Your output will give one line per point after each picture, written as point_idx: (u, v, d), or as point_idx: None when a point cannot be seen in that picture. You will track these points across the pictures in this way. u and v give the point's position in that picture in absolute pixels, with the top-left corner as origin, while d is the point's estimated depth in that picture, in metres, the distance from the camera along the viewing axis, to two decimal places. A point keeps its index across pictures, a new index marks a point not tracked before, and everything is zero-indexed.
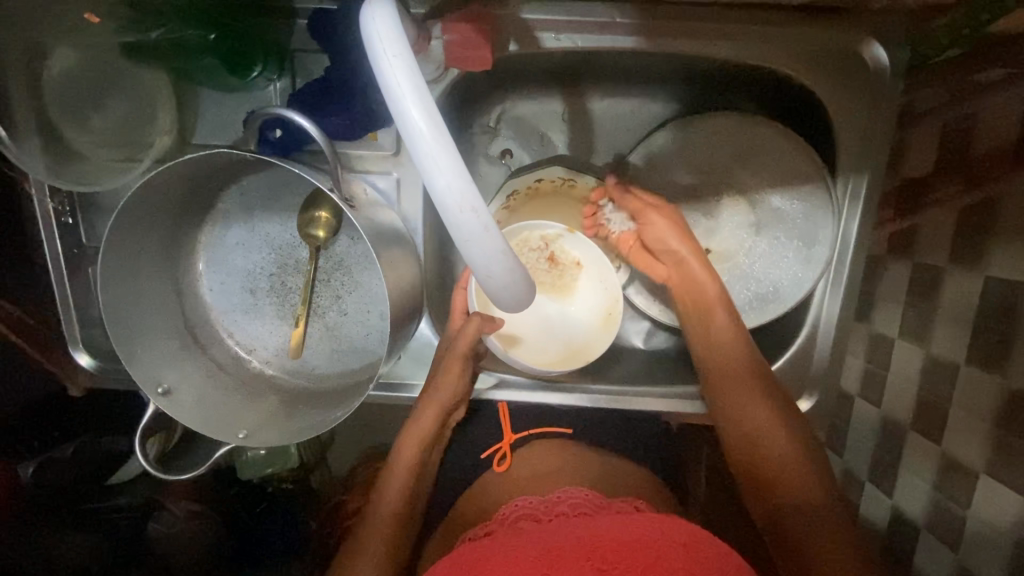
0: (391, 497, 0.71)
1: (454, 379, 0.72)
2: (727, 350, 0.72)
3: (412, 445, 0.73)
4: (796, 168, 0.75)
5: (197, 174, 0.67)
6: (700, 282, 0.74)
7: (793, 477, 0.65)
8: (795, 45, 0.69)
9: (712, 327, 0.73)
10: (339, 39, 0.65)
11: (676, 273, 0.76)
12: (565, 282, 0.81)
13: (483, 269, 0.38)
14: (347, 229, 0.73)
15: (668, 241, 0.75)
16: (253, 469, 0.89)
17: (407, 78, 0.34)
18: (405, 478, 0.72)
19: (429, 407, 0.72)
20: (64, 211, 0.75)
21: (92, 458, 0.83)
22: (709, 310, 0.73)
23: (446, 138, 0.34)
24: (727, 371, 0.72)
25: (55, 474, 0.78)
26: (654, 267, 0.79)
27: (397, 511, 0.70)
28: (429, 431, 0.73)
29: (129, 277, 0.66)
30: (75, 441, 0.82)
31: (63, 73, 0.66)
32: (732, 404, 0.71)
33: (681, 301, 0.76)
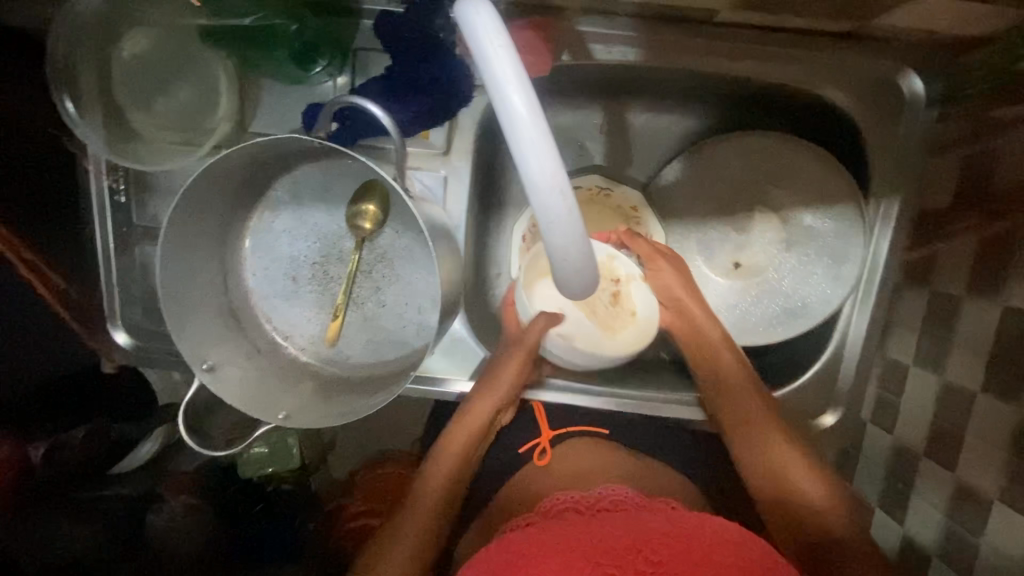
0: (432, 487, 0.72)
1: (512, 376, 0.74)
2: (733, 380, 0.74)
3: (460, 437, 0.74)
4: (829, 190, 0.78)
5: (257, 159, 0.69)
6: (703, 328, 0.76)
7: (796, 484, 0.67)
8: (834, 71, 0.73)
9: (717, 363, 0.75)
10: (402, 39, 0.67)
11: (680, 320, 0.78)
12: (615, 324, 0.76)
13: (561, 254, 0.40)
14: (394, 222, 0.75)
15: (674, 290, 0.77)
16: (253, 467, 0.92)
17: (509, 65, 0.36)
18: (448, 469, 0.73)
19: (482, 402, 0.74)
20: (118, 190, 0.77)
21: (100, 447, 0.80)
22: (715, 347, 0.76)
23: (541, 124, 0.36)
24: (716, 380, 0.75)
25: (64, 460, 0.76)
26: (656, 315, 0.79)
27: (437, 504, 0.71)
28: (480, 427, 0.74)
29: (183, 254, 0.67)
30: (87, 424, 0.79)
31: (132, 56, 0.70)
32: (736, 411, 0.73)
33: (687, 343, 0.78)
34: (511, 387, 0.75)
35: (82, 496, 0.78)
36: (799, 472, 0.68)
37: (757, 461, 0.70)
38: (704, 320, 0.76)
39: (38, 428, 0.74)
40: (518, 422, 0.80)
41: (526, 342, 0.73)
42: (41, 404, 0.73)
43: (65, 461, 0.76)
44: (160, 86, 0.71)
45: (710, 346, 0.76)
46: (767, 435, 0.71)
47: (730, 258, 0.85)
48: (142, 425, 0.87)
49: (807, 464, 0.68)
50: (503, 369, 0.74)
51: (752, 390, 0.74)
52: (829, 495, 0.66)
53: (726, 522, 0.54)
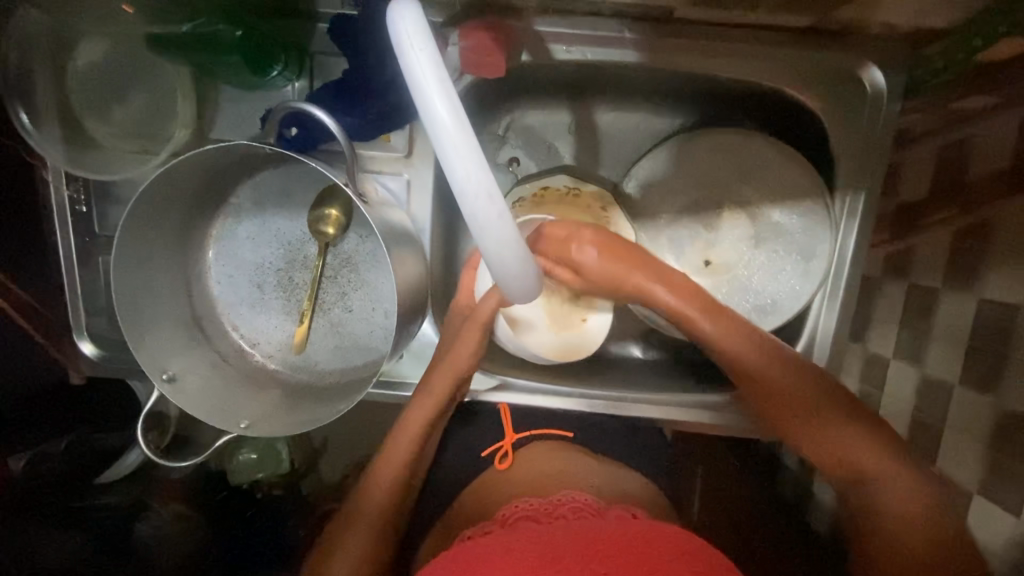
0: (393, 462, 0.72)
1: (468, 349, 0.71)
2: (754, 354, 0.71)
3: (418, 413, 0.72)
4: (798, 186, 0.78)
5: (215, 166, 0.69)
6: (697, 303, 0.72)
7: (853, 447, 0.67)
8: (796, 65, 0.72)
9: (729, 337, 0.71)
10: (358, 44, 0.67)
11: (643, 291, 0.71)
12: (565, 319, 0.78)
13: (499, 262, 0.39)
14: (357, 226, 0.75)
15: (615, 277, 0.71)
16: (242, 475, 0.94)
17: (430, 68, 0.35)
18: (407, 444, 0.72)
19: (417, 411, 0.72)
20: (79, 200, 0.77)
21: (83, 455, 0.81)
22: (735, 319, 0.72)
23: (467, 132, 0.36)
24: (741, 356, 0.71)
25: (48, 467, 0.77)
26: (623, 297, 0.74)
27: (381, 512, 0.70)
28: (429, 418, 0.72)
29: (141, 265, 0.67)
30: (68, 437, 0.80)
31: (87, 65, 0.70)
32: (770, 389, 0.71)
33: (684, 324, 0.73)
34: (467, 361, 0.71)
35: (71, 505, 0.78)
36: (855, 439, 0.68)
37: (813, 435, 0.70)
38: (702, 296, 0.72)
39: (16, 437, 0.75)
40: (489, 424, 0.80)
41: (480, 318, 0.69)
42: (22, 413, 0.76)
43: (48, 468, 0.77)
44: (116, 94, 0.71)
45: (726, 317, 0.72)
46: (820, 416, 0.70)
47: (701, 255, 0.84)
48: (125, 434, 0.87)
49: (857, 431, 0.68)
50: (434, 376, 0.72)
51: (789, 369, 0.70)
52: (889, 460, 0.66)
53: (694, 536, 0.53)
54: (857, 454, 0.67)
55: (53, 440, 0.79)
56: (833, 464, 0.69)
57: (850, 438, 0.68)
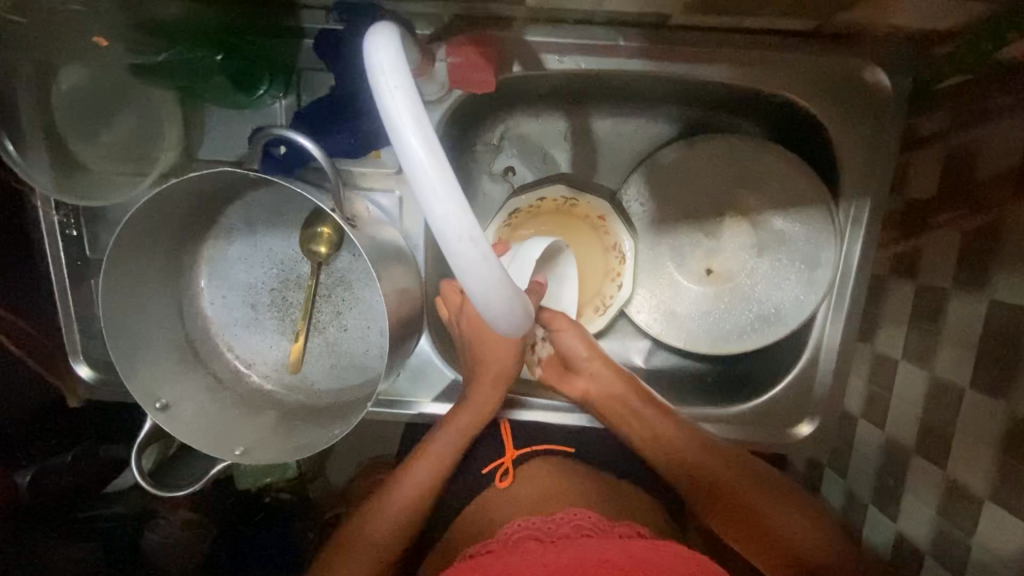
0: (424, 467, 0.74)
1: (507, 359, 0.74)
2: (661, 432, 0.73)
3: (460, 422, 0.74)
4: (801, 193, 0.75)
5: (204, 190, 0.68)
6: (611, 382, 0.74)
7: (787, 533, 0.66)
8: (798, 69, 0.69)
9: (638, 417, 0.74)
10: (344, 61, 0.65)
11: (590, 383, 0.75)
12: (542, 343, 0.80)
13: (484, 297, 0.38)
14: (349, 245, 0.74)
15: (578, 347, 0.75)
16: (250, 477, 0.92)
17: (408, 108, 0.34)
18: (445, 452, 0.74)
19: (442, 440, 0.74)
20: (69, 224, 0.75)
21: (90, 468, 0.83)
22: (635, 404, 0.74)
23: (443, 160, 0.35)
24: (644, 428, 0.73)
25: (55, 481, 0.78)
26: (569, 381, 0.76)
27: (405, 511, 0.71)
28: (469, 429, 0.75)
29: (130, 290, 0.66)
30: (74, 449, 0.82)
31: (73, 88, 0.68)
32: (693, 470, 0.71)
33: (607, 410, 0.75)
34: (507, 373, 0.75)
35: (81, 515, 0.82)
36: (792, 518, 0.66)
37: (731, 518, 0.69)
38: (608, 374, 0.75)
39: (20, 451, 0.77)
40: (490, 440, 0.79)
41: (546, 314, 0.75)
42: (25, 428, 0.78)
43: (55, 482, 0.79)
44: (103, 117, 0.70)
45: (630, 407, 0.74)
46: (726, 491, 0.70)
47: (702, 264, 0.83)
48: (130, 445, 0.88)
49: (794, 514, 0.67)
50: (464, 410, 0.75)
51: (713, 451, 0.71)
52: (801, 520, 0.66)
53: (703, 557, 0.52)
54: (800, 538, 0.65)
55: (62, 452, 0.82)
56: (738, 518, 0.69)
57: (789, 522, 0.66)
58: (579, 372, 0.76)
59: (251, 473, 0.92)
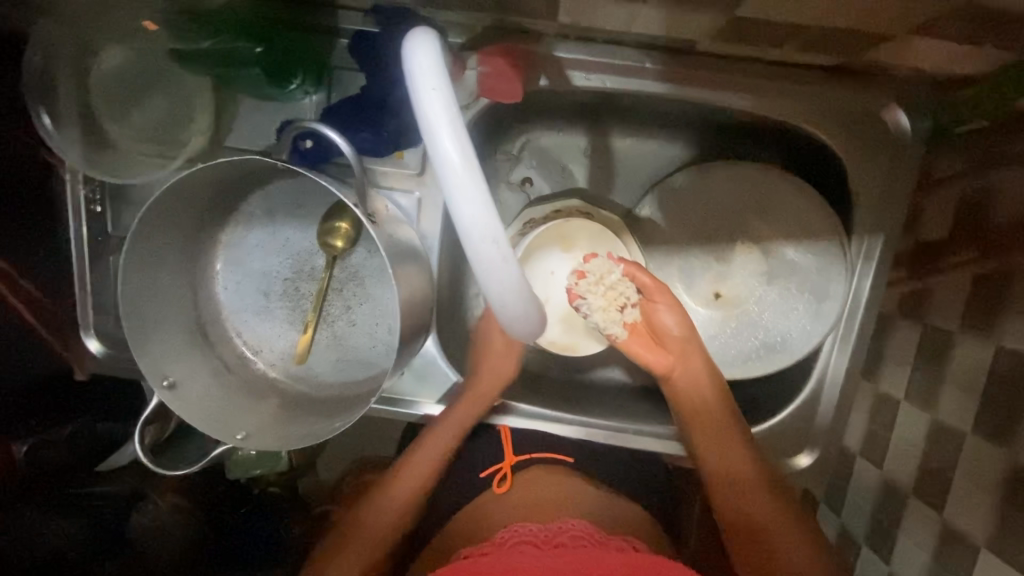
0: (419, 464, 0.73)
1: (507, 360, 0.76)
2: (729, 452, 0.74)
3: (456, 420, 0.74)
4: (814, 224, 0.76)
5: (230, 176, 0.69)
6: (699, 373, 0.76)
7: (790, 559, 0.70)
8: (820, 103, 0.71)
9: (712, 414, 0.75)
10: (376, 62, 0.67)
11: (679, 365, 0.76)
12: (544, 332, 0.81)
13: (502, 299, 0.38)
14: (366, 241, 0.75)
15: (675, 327, 0.75)
16: (242, 469, 0.88)
17: (444, 110, 0.36)
18: (439, 451, 0.73)
19: (439, 438, 0.74)
20: (94, 200, 0.77)
21: (89, 443, 0.83)
22: (714, 393, 0.75)
23: (471, 162, 0.36)
24: (710, 422, 0.75)
25: (51, 455, 0.79)
26: (656, 355, 0.77)
27: (400, 509, 0.72)
28: (461, 426, 0.74)
29: (151, 269, 0.67)
30: (72, 424, 0.82)
31: (114, 70, 0.71)
32: (741, 500, 0.73)
33: (692, 392, 0.76)
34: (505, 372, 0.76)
35: (69, 491, 0.80)
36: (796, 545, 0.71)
37: (750, 539, 0.72)
38: (697, 361, 0.76)
39: (20, 425, 0.77)
40: (488, 444, 0.78)
41: (655, 284, 0.75)
42: (29, 399, 0.78)
43: (52, 456, 0.79)
44: (137, 99, 0.72)
45: (710, 400, 0.75)
46: (756, 519, 0.73)
47: (711, 287, 0.82)
48: (128, 427, 0.86)
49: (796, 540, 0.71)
50: (460, 407, 0.74)
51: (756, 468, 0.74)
52: (803, 548, 0.71)
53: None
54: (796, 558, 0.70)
55: (59, 427, 0.81)
56: (753, 538, 0.72)
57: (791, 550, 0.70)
58: (664, 348, 0.77)
59: (242, 464, 0.88)
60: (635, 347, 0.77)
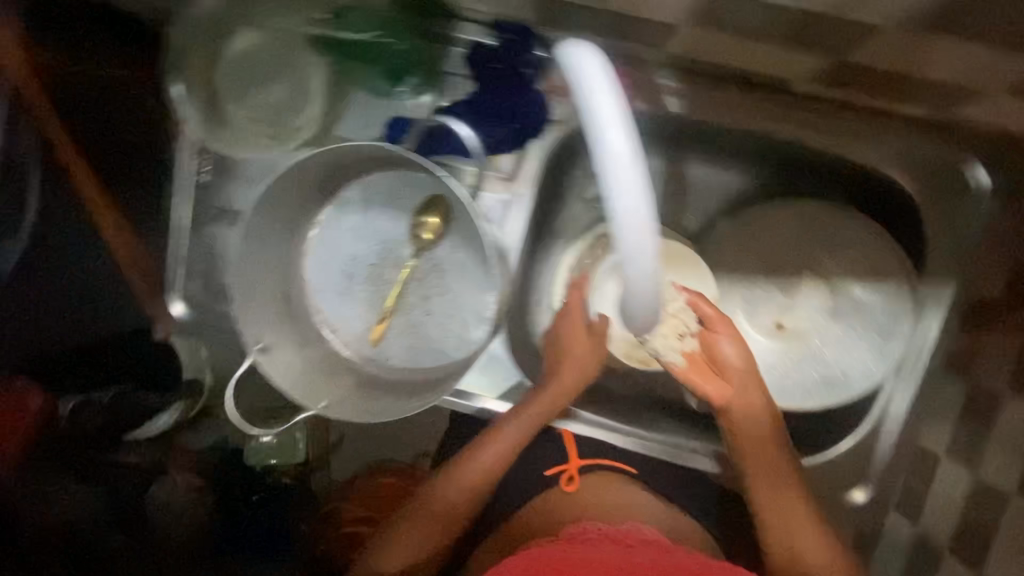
0: (481, 465, 0.73)
1: (577, 372, 0.76)
2: (788, 488, 0.73)
3: (521, 424, 0.75)
4: (885, 265, 0.78)
5: (340, 161, 0.75)
6: (756, 407, 0.75)
7: None
8: (896, 148, 0.75)
9: (772, 450, 0.74)
10: (496, 71, 0.74)
11: (737, 400, 0.75)
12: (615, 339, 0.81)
13: (635, 291, 0.42)
14: (453, 236, 0.80)
15: (734, 359, 0.74)
16: (258, 455, 0.88)
17: (613, 109, 0.37)
18: (502, 453, 0.74)
19: (503, 441, 0.74)
20: (202, 171, 0.81)
21: (124, 410, 0.79)
22: (771, 428, 0.75)
23: (638, 174, 0.37)
24: (767, 458, 0.74)
25: (87, 419, 0.74)
26: (713, 387, 0.75)
27: (458, 506, 0.72)
28: (526, 431, 0.75)
29: (261, 239, 0.72)
30: (114, 388, 0.78)
31: (243, 52, 0.77)
32: (798, 547, 0.69)
33: (749, 430, 0.74)
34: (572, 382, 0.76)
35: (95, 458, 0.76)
36: None
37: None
38: (757, 397, 0.75)
39: (70, 381, 0.72)
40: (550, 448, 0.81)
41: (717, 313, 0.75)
42: (79, 356, 0.73)
43: (87, 420, 0.74)
44: (259, 82, 0.77)
45: (770, 438, 0.74)
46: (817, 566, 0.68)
47: (773, 317, 0.84)
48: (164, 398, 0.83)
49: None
50: (525, 411, 0.75)
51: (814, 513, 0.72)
52: None
53: None
54: None
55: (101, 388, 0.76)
56: None
57: None
58: (721, 381, 0.75)
59: (259, 450, 0.88)
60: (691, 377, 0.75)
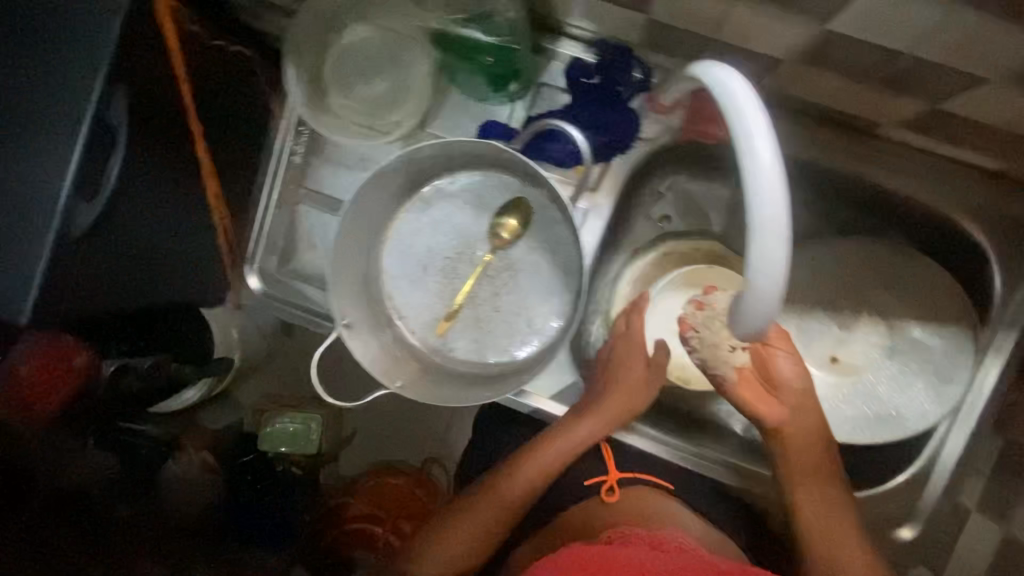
0: (540, 464, 0.75)
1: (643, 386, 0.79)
2: (836, 511, 0.74)
3: (583, 429, 0.77)
4: (946, 308, 0.80)
5: (432, 159, 0.79)
6: (812, 427, 0.76)
7: None
8: (968, 198, 0.77)
9: (821, 470, 0.75)
10: (593, 87, 0.77)
11: (792, 419, 0.76)
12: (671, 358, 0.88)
13: (754, 300, 0.43)
14: (530, 238, 0.82)
15: (791, 378, 0.75)
16: (274, 441, 1.01)
17: (759, 120, 0.41)
18: (562, 455, 0.76)
19: (564, 444, 0.76)
20: (296, 151, 0.86)
21: (159, 378, 0.83)
22: (824, 451, 0.76)
23: (780, 179, 0.40)
24: (816, 478, 0.75)
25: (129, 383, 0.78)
26: (767, 403, 0.76)
27: (513, 503, 0.73)
28: (588, 437, 0.77)
29: (357, 225, 0.78)
30: (153, 356, 0.81)
31: (355, 43, 0.81)
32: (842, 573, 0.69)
33: (799, 448, 0.76)
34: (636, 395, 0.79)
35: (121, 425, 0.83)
36: None
37: None
38: (813, 418, 0.76)
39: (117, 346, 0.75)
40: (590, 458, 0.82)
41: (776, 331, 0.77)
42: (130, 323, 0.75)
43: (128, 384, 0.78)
44: (365, 74, 0.82)
45: (822, 461, 0.75)
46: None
47: (828, 351, 0.85)
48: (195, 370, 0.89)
49: None
50: (589, 418, 0.77)
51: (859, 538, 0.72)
52: None
53: None
54: None
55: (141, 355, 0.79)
56: None
57: None
58: (775, 398, 0.76)
59: (276, 436, 1.01)
60: (742, 391, 0.76)
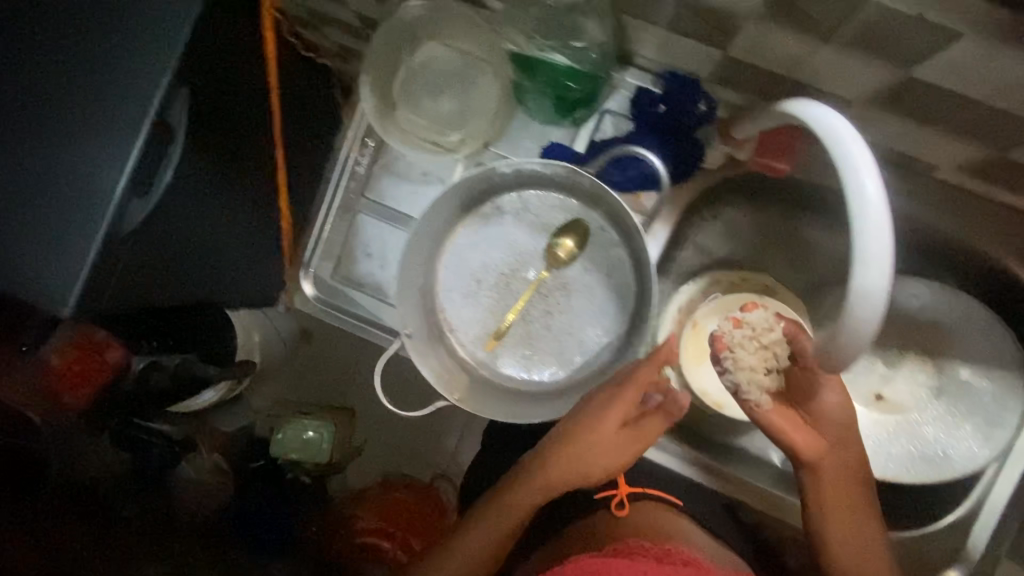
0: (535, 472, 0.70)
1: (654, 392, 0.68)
2: (865, 539, 0.71)
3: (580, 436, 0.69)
4: (995, 353, 0.81)
5: (497, 177, 0.82)
6: (852, 462, 0.70)
7: None
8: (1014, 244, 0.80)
9: (858, 505, 0.71)
10: (656, 116, 0.80)
11: (831, 453, 0.70)
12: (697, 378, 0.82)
13: (851, 330, 0.46)
14: (585, 259, 0.84)
15: (835, 410, 0.68)
16: (284, 447, 1.02)
17: (863, 159, 0.44)
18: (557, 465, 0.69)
19: (560, 452, 0.69)
20: (361, 161, 0.90)
21: None
22: (861, 483, 0.71)
23: (886, 216, 0.42)
24: (852, 513, 0.70)
25: None
26: (805, 435, 0.69)
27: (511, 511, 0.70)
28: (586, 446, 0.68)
29: (426, 239, 0.82)
30: None
31: (426, 59, 0.84)
32: None
33: (837, 483, 0.70)
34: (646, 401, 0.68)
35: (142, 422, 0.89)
36: None
37: None
38: (853, 449, 0.70)
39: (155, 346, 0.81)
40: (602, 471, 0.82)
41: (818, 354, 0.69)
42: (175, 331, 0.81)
43: None
44: (434, 89, 0.84)
45: (858, 496, 0.71)
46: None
47: (873, 388, 0.86)
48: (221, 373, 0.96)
49: None
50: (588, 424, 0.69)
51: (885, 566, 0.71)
52: None
53: None
54: None
55: None
56: None
57: None
58: (813, 429, 0.69)
59: (286, 443, 1.02)
60: (771, 418, 0.69)
